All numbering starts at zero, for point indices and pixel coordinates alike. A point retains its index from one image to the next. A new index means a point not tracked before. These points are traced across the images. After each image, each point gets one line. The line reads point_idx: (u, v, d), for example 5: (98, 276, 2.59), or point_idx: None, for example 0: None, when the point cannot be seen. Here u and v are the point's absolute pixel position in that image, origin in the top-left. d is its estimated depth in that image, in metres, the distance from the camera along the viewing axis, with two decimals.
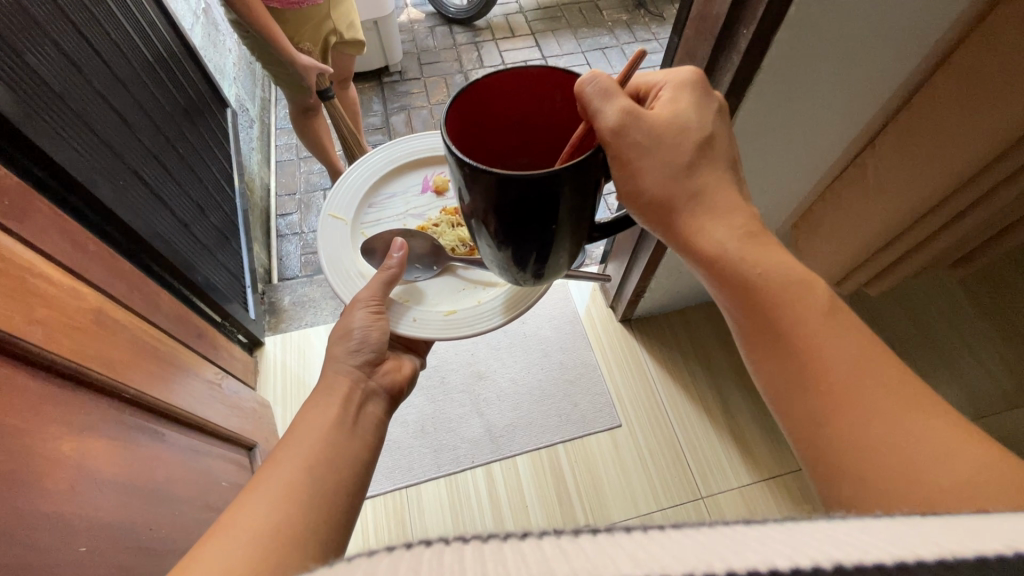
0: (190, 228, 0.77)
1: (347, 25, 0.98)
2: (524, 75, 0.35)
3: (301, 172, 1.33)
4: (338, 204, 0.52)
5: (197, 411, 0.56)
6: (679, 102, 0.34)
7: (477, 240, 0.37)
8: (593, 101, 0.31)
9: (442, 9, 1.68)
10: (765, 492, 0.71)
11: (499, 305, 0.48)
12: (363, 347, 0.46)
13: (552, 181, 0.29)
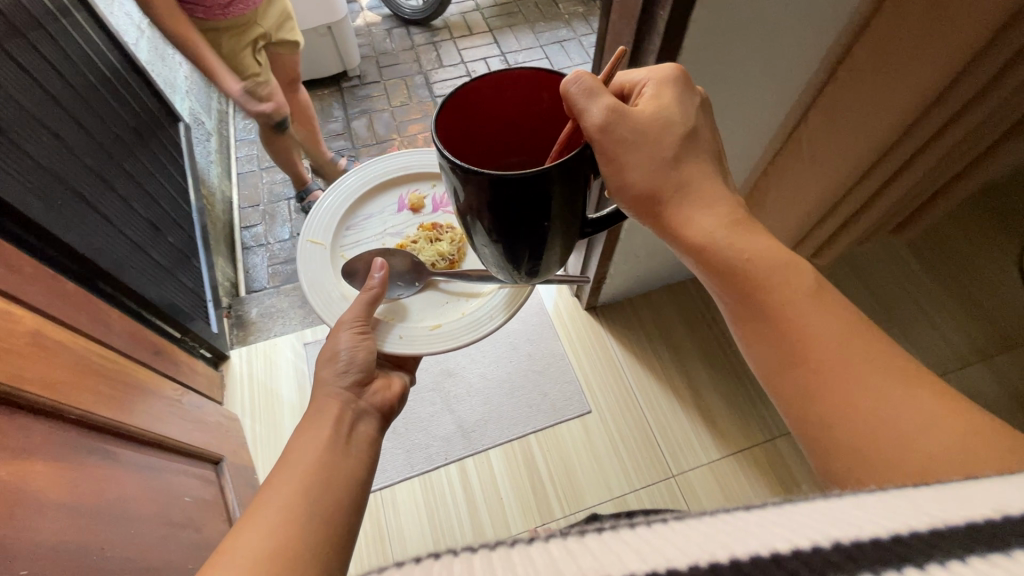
0: (143, 248, 0.76)
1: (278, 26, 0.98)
2: (508, 78, 0.34)
3: (264, 183, 1.32)
4: (314, 229, 0.50)
5: (157, 429, 0.55)
6: (664, 95, 0.32)
7: (474, 242, 0.35)
8: (578, 100, 0.29)
9: (396, 9, 1.68)
10: (733, 465, 0.73)
11: (487, 315, 0.47)
12: (351, 367, 0.42)
13: (542, 176, 0.27)
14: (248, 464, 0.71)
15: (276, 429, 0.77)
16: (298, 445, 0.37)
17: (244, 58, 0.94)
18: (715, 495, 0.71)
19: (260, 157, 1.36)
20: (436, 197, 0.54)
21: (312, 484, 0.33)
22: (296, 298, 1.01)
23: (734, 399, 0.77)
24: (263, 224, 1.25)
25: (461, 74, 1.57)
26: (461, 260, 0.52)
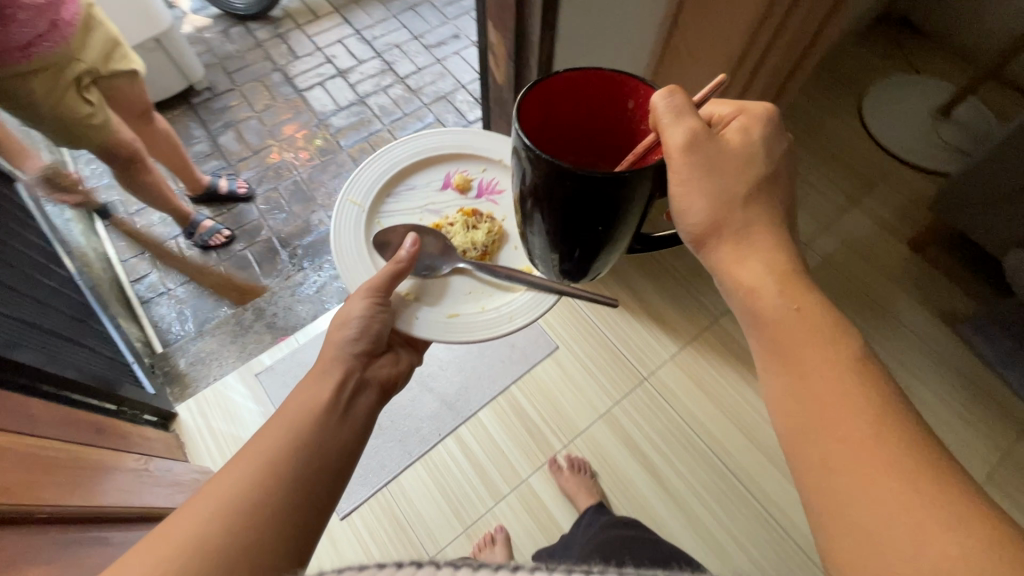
0: (36, 328, 0.66)
1: (104, 57, 0.86)
2: (601, 78, 0.34)
3: (139, 229, 1.20)
4: (357, 190, 0.51)
5: (132, 502, 0.51)
6: (751, 132, 0.33)
7: (526, 230, 0.36)
8: (664, 115, 0.31)
9: (227, 7, 1.53)
10: (692, 353, 0.81)
11: (503, 316, 0.46)
12: (363, 334, 0.44)
13: (609, 184, 0.28)
14: None
15: None
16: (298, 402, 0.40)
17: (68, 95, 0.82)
18: (685, 384, 0.79)
19: (124, 202, 1.22)
20: (484, 182, 0.54)
21: (302, 452, 0.36)
22: (226, 335, 1.00)
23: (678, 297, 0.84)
24: (155, 272, 1.15)
25: (320, 62, 1.47)
26: (492, 253, 0.51)
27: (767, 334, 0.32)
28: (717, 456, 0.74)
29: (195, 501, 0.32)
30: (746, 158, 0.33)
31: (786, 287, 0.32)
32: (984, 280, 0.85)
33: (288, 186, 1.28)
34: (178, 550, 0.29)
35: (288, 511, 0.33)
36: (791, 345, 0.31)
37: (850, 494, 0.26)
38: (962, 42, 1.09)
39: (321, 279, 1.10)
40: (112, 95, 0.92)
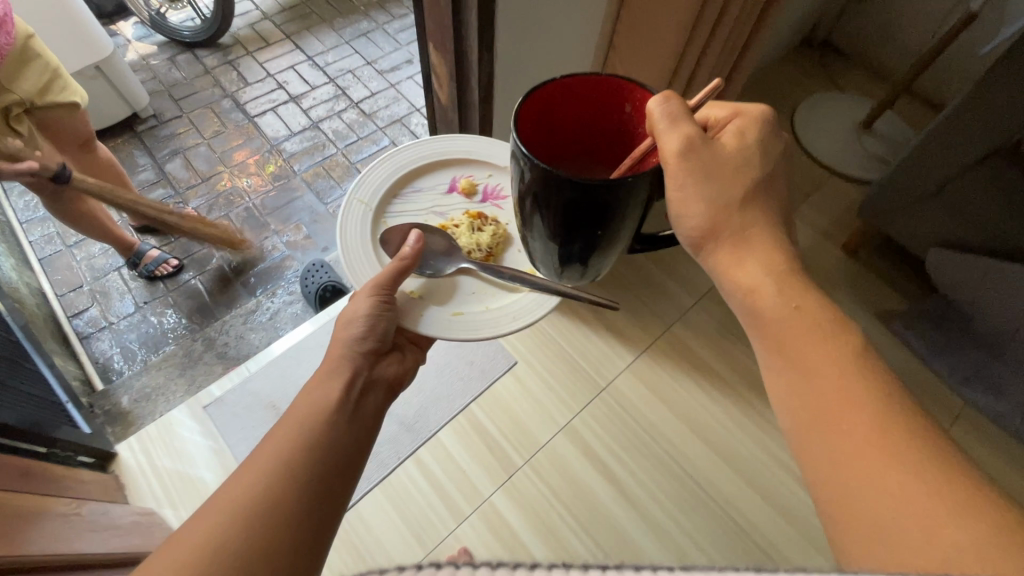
0: None
1: (40, 90, 0.84)
2: (598, 84, 0.40)
3: (79, 262, 1.15)
4: (365, 190, 0.54)
5: (59, 548, 0.48)
6: (745, 136, 0.40)
7: (530, 232, 0.41)
8: (660, 118, 0.37)
9: (173, 35, 1.51)
10: (647, 360, 0.83)
11: (507, 314, 0.50)
12: (367, 333, 0.49)
13: (603, 195, 0.33)
14: None
15: None
16: (313, 398, 0.45)
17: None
18: (641, 392, 0.80)
19: (62, 234, 1.17)
20: (488, 188, 0.57)
21: (307, 453, 0.40)
22: (173, 368, 0.96)
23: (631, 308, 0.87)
24: (96, 306, 1.10)
25: (272, 88, 1.46)
26: (495, 253, 0.54)
27: (769, 334, 0.38)
28: (676, 460, 0.75)
29: (209, 504, 0.35)
30: (741, 160, 0.40)
31: (784, 289, 0.39)
32: (912, 278, 0.91)
33: (239, 213, 1.25)
34: (194, 550, 0.32)
35: (293, 507, 0.36)
36: (791, 346, 0.37)
37: (862, 484, 0.31)
38: (881, 61, 1.19)
39: (274, 306, 1.08)
40: (47, 125, 0.89)
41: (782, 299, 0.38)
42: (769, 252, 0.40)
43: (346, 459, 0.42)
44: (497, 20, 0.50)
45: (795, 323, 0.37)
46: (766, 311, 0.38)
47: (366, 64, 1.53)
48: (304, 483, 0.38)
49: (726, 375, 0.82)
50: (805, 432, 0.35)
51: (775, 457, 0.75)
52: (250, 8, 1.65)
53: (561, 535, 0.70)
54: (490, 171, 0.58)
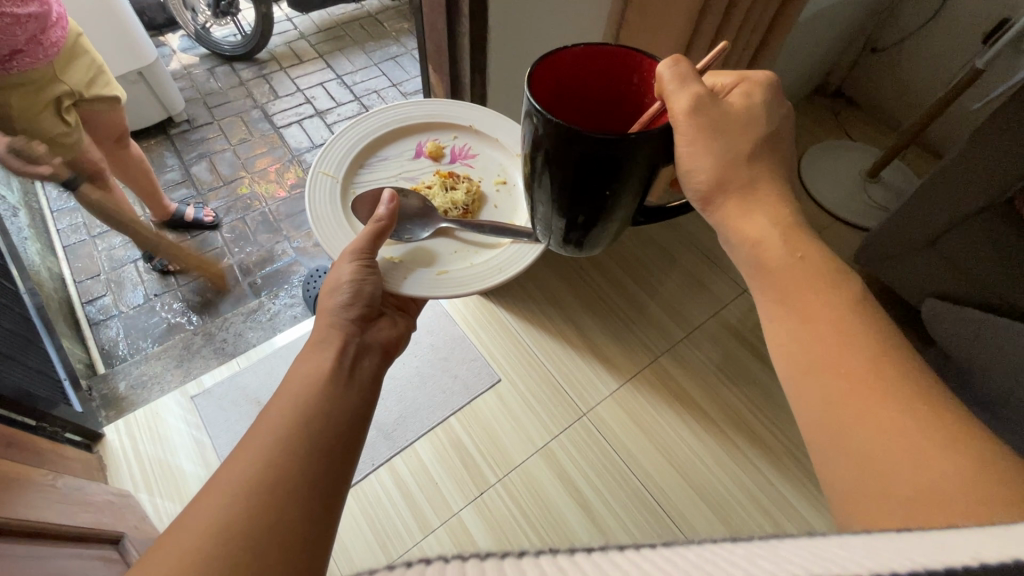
0: None
1: (88, 83, 0.90)
2: (604, 54, 0.39)
3: (99, 251, 1.20)
4: (328, 162, 0.56)
5: (32, 515, 0.50)
6: (752, 97, 0.41)
7: (537, 197, 0.40)
8: (670, 80, 0.37)
9: (213, 48, 1.61)
10: (631, 390, 0.82)
11: (491, 266, 0.52)
12: (354, 298, 0.50)
13: (615, 147, 0.32)
14: (153, 534, 0.65)
15: (180, 491, 0.70)
16: (307, 370, 0.46)
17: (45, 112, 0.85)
18: (622, 419, 0.80)
19: (87, 224, 1.24)
20: (455, 149, 0.60)
21: (310, 425, 0.40)
22: (171, 359, 0.99)
23: (620, 337, 0.87)
24: (109, 294, 1.15)
25: (300, 102, 1.54)
26: (472, 209, 0.57)
27: (774, 285, 0.39)
28: (651, 491, 0.74)
29: (213, 484, 0.35)
30: (748, 118, 0.40)
31: (789, 240, 0.39)
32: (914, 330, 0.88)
33: (254, 217, 1.30)
34: (204, 530, 0.32)
35: (299, 480, 0.36)
36: (792, 297, 0.38)
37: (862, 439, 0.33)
38: (891, 113, 1.20)
39: (275, 308, 1.12)
40: (90, 121, 0.95)
41: (788, 248, 0.39)
42: (774, 206, 0.40)
43: (351, 434, 0.42)
44: (490, 27, 0.52)
45: (798, 271, 0.38)
46: (772, 261, 0.39)
47: (391, 85, 1.60)
48: (309, 458, 0.38)
49: (709, 410, 0.81)
50: (801, 376, 0.37)
51: (752, 498, 0.74)
52: (289, 28, 1.76)
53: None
54: (455, 134, 0.61)
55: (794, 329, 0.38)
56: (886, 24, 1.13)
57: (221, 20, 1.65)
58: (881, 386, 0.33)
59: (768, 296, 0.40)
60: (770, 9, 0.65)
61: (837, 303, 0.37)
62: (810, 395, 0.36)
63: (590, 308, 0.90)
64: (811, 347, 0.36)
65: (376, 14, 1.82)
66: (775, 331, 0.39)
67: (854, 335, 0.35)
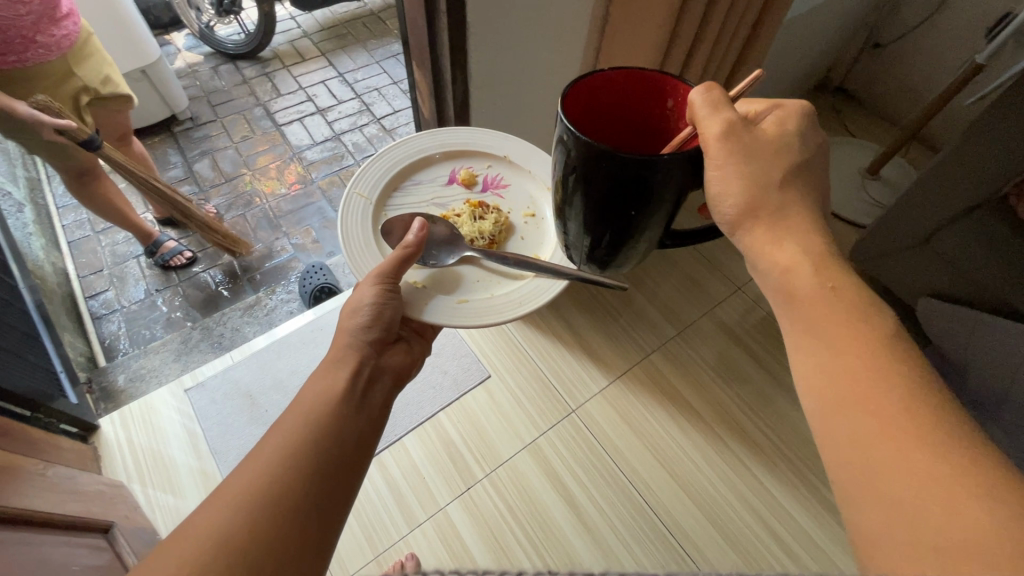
0: None
1: (101, 80, 0.93)
2: (641, 78, 0.39)
3: (103, 247, 1.22)
4: (363, 184, 0.57)
5: (19, 503, 0.51)
6: (787, 121, 0.39)
7: (564, 216, 0.40)
8: (703, 106, 0.36)
9: (218, 47, 1.63)
10: (622, 388, 0.82)
11: (512, 300, 0.52)
12: (373, 321, 0.50)
13: (642, 169, 0.32)
14: (146, 527, 0.66)
15: (171, 484, 0.72)
16: (316, 390, 0.46)
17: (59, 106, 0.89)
18: (611, 418, 0.79)
19: (92, 221, 1.26)
20: (488, 178, 0.61)
21: (308, 441, 0.42)
22: (170, 353, 1.01)
23: (614, 336, 0.87)
24: (112, 289, 1.17)
25: (302, 100, 1.55)
26: (498, 240, 0.58)
27: (803, 314, 0.36)
28: (638, 489, 0.74)
29: (219, 491, 0.38)
30: (779, 144, 0.38)
31: (820, 269, 0.36)
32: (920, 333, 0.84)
33: (255, 214, 1.32)
34: (202, 535, 0.35)
35: (298, 499, 0.38)
36: (820, 323, 0.35)
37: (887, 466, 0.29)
38: (892, 109, 1.18)
39: (272, 303, 1.13)
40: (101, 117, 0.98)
41: (819, 279, 0.36)
42: (806, 236, 0.37)
43: (353, 455, 0.44)
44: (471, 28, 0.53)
45: (833, 304, 0.35)
46: (801, 291, 0.36)
47: (392, 83, 1.61)
48: (310, 475, 0.40)
49: (700, 410, 0.81)
50: (831, 411, 0.33)
51: (741, 498, 0.74)
52: (292, 26, 1.77)
53: (510, 552, 0.69)
54: (490, 162, 0.62)
55: (817, 357, 0.34)
56: (888, 18, 1.11)
57: (225, 18, 1.67)
58: (906, 418, 0.29)
59: (798, 327, 0.36)
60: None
61: (872, 331, 0.33)
62: (840, 433, 0.32)
63: (583, 307, 0.90)
64: (842, 381, 0.33)
65: (378, 12, 1.83)
66: (805, 364, 0.35)
67: (878, 364, 0.32)
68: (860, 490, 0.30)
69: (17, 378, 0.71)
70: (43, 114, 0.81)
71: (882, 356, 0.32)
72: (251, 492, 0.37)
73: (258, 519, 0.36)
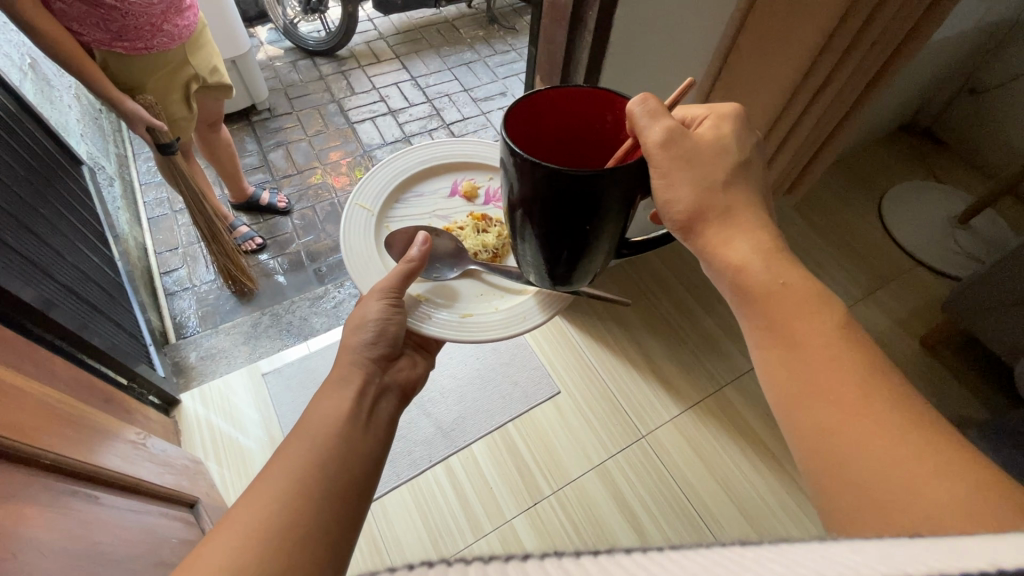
0: (80, 294, 0.76)
1: (210, 70, 0.99)
2: (578, 96, 0.41)
3: (179, 226, 1.27)
4: (366, 197, 0.58)
5: (128, 471, 0.51)
6: (721, 128, 0.40)
7: (518, 235, 0.42)
8: (642, 118, 0.36)
9: (299, 43, 1.69)
10: (692, 416, 0.80)
11: (516, 315, 0.53)
12: (379, 338, 0.51)
13: (586, 185, 0.34)
14: (222, 504, 0.67)
15: (246, 467, 0.72)
16: (327, 405, 0.45)
17: (169, 91, 0.94)
18: (681, 446, 0.78)
19: (172, 200, 1.31)
20: (490, 191, 0.63)
21: (334, 460, 0.40)
22: (240, 336, 1.03)
23: (684, 362, 0.85)
24: (185, 267, 1.20)
25: (374, 99, 1.59)
26: (502, 254, 0.59)
27: (757, 308, 0.36)
28: (708, 525, 0.72)
29: (229, 522, 0.34)
30: (717, 150, 0.39)
31: (771, 265, 0.37)
32: (977, 369, 0.87)
33: (324, 207, 1.35)
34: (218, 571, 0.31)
35: (312, 528, 0.35)
36: (780, 317, 0.35)
37: (848, 457, 0.30)
38: (983, 160, 1.16)
39: (340, 296, 1.14)
40: (201, 103, 1.04)
41: (769, 272, 0.36)
42: (754, 235, 0.38)
43: (362, 487, 0.41)
44: (604, 65, 0.54)
45: (783, 298, 0.36)
46: (754, 286, 0.36)
47: (461, 88, 1.64)
48: (323, 503, 0.37)
49: (769, 442, 0.79)
50: (796, 403, 0.33)
51: (802, 527, 0.72)
52: (369, 28, 1.83)
53: (562, 544, 0.70)
54: (492, 174, 0.64)
55: (780, 355, 0.35)
56: (987, 66, 1.08)
57: (309, 16, 1.73)
58: (877, 411, 0.30)
59: (754, 323, 0.37)
60: (883, 57, 0.61)
61: (820, 329, 0.34)
62: (805, 423, 0.33)
63: (653, 329, 0.89)
64: (803, 375, 0.33)
65: (452, 19, 1.88)
66: (764, 361, 0.36)
67: (849, 362, 0.32)
68: (841, 493, 0.30)
69: (99, 330, 0.75)
70: (142, 109, 0.85)
71: (835, 349, 0.33)
72: (267, 524, 0.34)
73: (276, 547, 0.33)
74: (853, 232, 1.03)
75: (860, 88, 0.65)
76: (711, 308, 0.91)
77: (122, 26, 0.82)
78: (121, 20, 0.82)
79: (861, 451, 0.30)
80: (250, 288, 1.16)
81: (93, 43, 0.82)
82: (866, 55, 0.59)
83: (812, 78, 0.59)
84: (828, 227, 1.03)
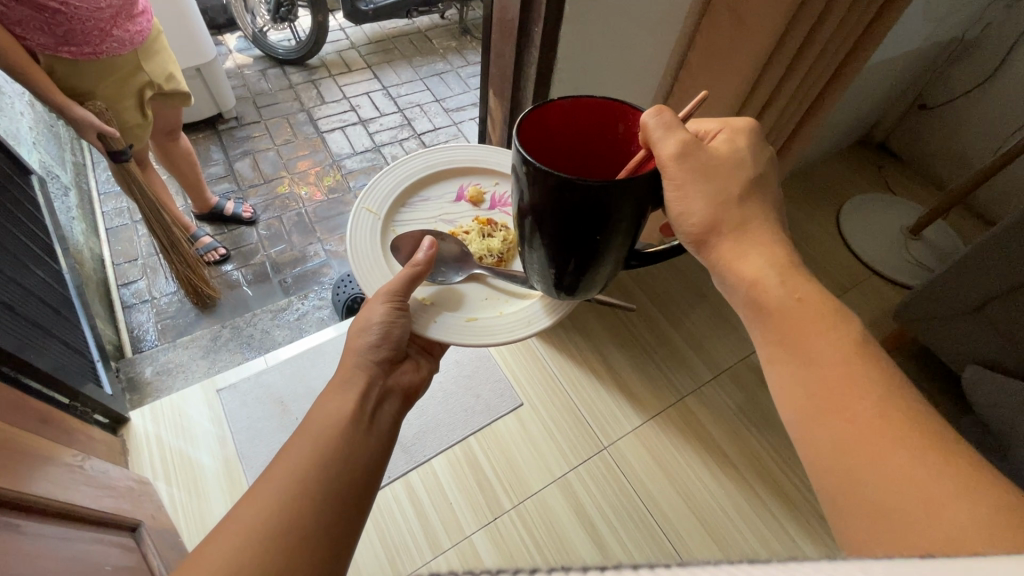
0: (21, 312, 0.73)
1: (165, 77, 0.97)
2: (594, 105, 0.41)
3: (139, 237, 1.24)
4: (373, 200, 0.58)
5: (62, 497, 0.49)
6: (737, 141, 0.41)
7: (528, 244, 0.43)
8: (657, 129, 0.38)
9: (270, 51, 1.68)
10: (654, 429, 0.81)
11: (521, 319, 0.52)
12: (383, 340, 0.50)
13: (598, 194, 0.34)
14: (169, 528, 0.64)
15: (197, 486, 0.70)
16: (330, 406, 0.45)
17: (123, 99, 0.92)
18: (642, 456, 0.78)
19: (131, 210, 1.28)
20: (496, 196, 0.62)
21: (334, 462, 0.40)
22: (199, 350, 1.02)
23: (650, 374, 0.86)
24: (144, 279, 1.17)
25: (344, 109, 1.58)
26: (506, 259, 0.59)
27: (773, 324, 0.38)
28: (664, 530, 0.72)
29: (231, 520, 0.35)
30: (734, 162, 0.41)
31: (786, 279, 0.38)
32: (930, 376, 0.91)
33: (291, 217, 1.33)
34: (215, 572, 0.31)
35: (308, 529, 0.35)
36: (797, 331, 0.37)
37: (864, 472, 0.32)
38: (936, 170, 1.19)
39: (303, 308, 1.13)
40: (157, 112, 1.02)
41: (786, 289, 0.38)
42: (768, 248, 0.39)
43: (353, 506, 0.39)
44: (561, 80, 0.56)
45: (800, 313, 0.37)
46: (770, 302, 0.38)
47: (433, 100, 1.64)
48: (323, 505, 0.37)
49: (730, 453, 0.79)
50: (809, 419, 0.35)
51: (756, 531, 0.72)
52: (341, 37, 1.82)
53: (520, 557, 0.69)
54: (497, 180, 0.63)
55: (796, 371, 0.36)
56: (940, 81, 1.13)
57: (279, 25, 1.72)
58: (892, 431, 0.32)
59: (768, 338, 0.38)
60: (822, 77, 0.63)
61: (839, 346, 0.35)
62: (819, 441, 0.34)
63: (620, 342, 0.89)
64: (818, 390, 0.35)
65: (425, 31, 1.89)
66: (781, 378, 0.37)
67: (871, 379, 0.34)
68: (858, 508, 0.31)
69: (43, 348, 0.73)
70: (91, 115, 0.83)
71: (853, 366, 0.34)
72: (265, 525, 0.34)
73: (274, 547, 0.34)
74: (822, 245, 1.05)
75: (807, 104, 0.67)
76: (671, 312, 0.92)
77: (68, 30, 0.80)
78: (67, 24, 0.80)
79: (875, 468, 0.31)
80: (211, 299, 1.14)
81: (37, 47, 0.80)
82: (807, 76, 0.61)
83: (753, 96, 0.60)
84: (799, 240, 1.05)
